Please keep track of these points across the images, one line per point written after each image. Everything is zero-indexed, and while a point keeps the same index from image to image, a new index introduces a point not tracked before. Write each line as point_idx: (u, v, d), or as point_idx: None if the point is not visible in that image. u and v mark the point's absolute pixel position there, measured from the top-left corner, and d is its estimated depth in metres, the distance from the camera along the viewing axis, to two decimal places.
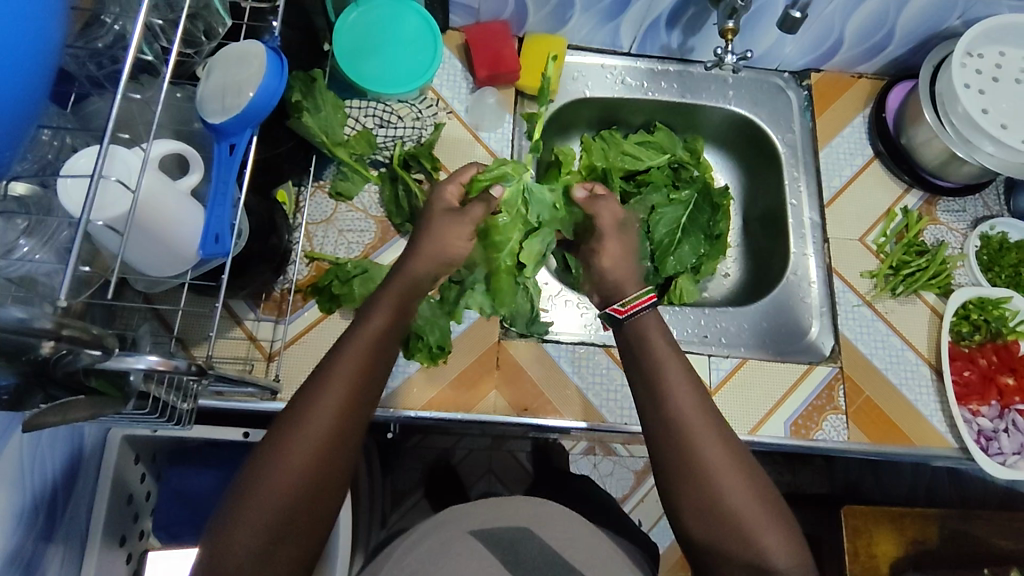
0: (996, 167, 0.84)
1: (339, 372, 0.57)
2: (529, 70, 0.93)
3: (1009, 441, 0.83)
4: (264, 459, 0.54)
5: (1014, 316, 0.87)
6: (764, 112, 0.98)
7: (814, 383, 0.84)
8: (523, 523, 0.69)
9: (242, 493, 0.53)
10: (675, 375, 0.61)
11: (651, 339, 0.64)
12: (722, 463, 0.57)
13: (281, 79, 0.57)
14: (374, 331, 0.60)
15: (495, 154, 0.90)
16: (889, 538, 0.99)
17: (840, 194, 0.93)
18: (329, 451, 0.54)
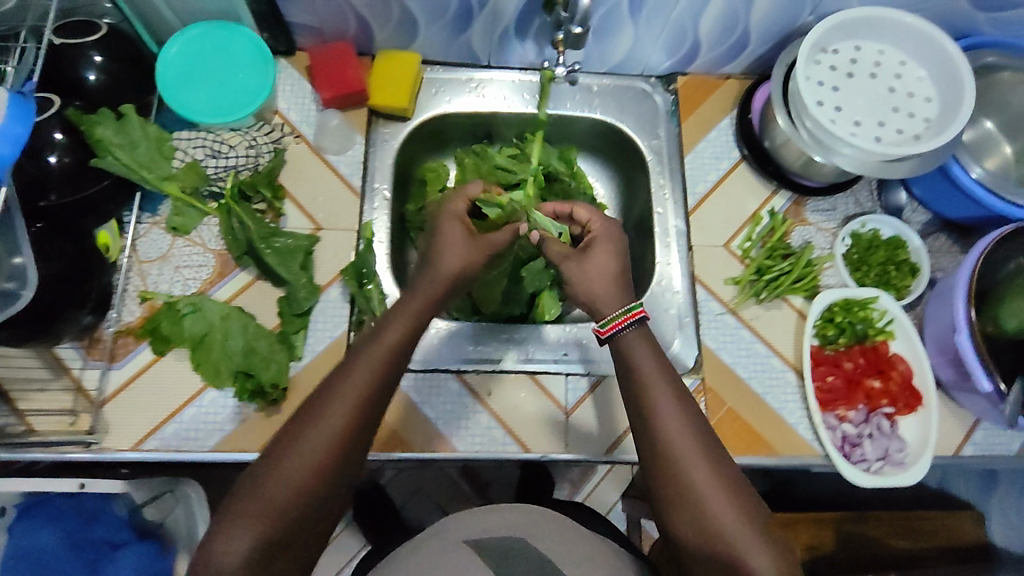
0: (855, 169, 0.81)
1: (341, 399, 0.56)
2: (380, 87, 0.88)
3: (872, 447, 0.81)
4: (275, 456, 0.54)
5: (882, 316, 0.85)
6: (629, 118, 0.96)
7: None
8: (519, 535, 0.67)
9: (241, 493, 0.53)
10: (661, 385, 0.63)
11: (636, 357, 0.65)
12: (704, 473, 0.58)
13: (28, 124, 0.56)
14: (381, 353, 0.59)
15: (344, 179, 0.87)
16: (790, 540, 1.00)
17: (703, 201, 0.92)
18: (320, 479, 0.54)
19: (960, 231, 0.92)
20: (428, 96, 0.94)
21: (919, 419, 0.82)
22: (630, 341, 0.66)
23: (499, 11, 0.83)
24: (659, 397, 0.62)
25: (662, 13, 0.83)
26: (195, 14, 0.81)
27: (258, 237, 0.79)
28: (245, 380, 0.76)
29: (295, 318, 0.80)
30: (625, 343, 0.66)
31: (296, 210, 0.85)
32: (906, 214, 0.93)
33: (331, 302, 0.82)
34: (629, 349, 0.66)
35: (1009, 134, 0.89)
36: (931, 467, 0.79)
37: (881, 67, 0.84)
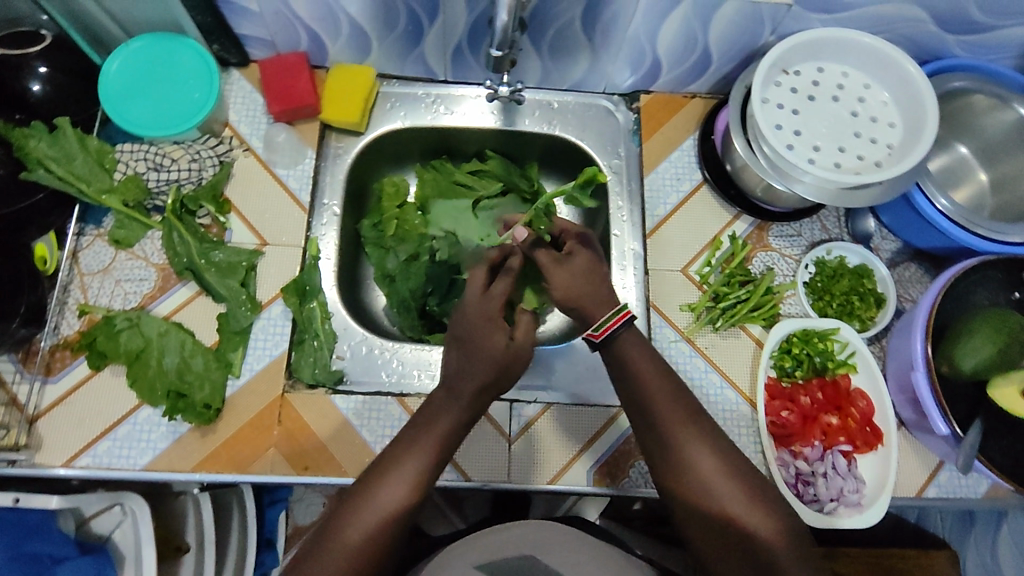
0: (815, 197, 0.78)
1: (418, 451, 0.61)
2: (331, 100, 0.87)
3: (826, 486, 0.78)
4: (367, 486, 0.59)
5: (842, 349, 0.82)
6: (590, 137, 0.94)
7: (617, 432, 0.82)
8: (526, 552, 0.64)
9: (335, 520, 0.58)
10: (669, 408, 0.63)
11: (634, 365, 0.66)
12: (730, 492, 0.59)
13: None
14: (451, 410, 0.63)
15: (292, 194, 0.85)
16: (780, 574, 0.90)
17: (662, 224, 0.89)
18: (401, 523, 0.58)
19: (930, 259, 0.89)
20: (383, 110, 0.92)
21: (878, 457, 0.78)
22: (625, 343, 0.67)
23: (451, 26, 0.82)
24: (674, 421, 0.62)
25: (615, 32, 0.82)
26: (143, 26, 0.81)
27: (196, 255, 0.79)
28: (176, 399, 0.75)
29: (234, 335, 0.79)
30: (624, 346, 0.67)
31: (241, 224, 0.83)
32: (875, 241, 0.89)
33: (272, 319, 0.81)
34: (623, 354, 0.67)
35: (986, 159, 0.87)
36: (888, 509, 0.75)
37: (844, 90, 0.82)
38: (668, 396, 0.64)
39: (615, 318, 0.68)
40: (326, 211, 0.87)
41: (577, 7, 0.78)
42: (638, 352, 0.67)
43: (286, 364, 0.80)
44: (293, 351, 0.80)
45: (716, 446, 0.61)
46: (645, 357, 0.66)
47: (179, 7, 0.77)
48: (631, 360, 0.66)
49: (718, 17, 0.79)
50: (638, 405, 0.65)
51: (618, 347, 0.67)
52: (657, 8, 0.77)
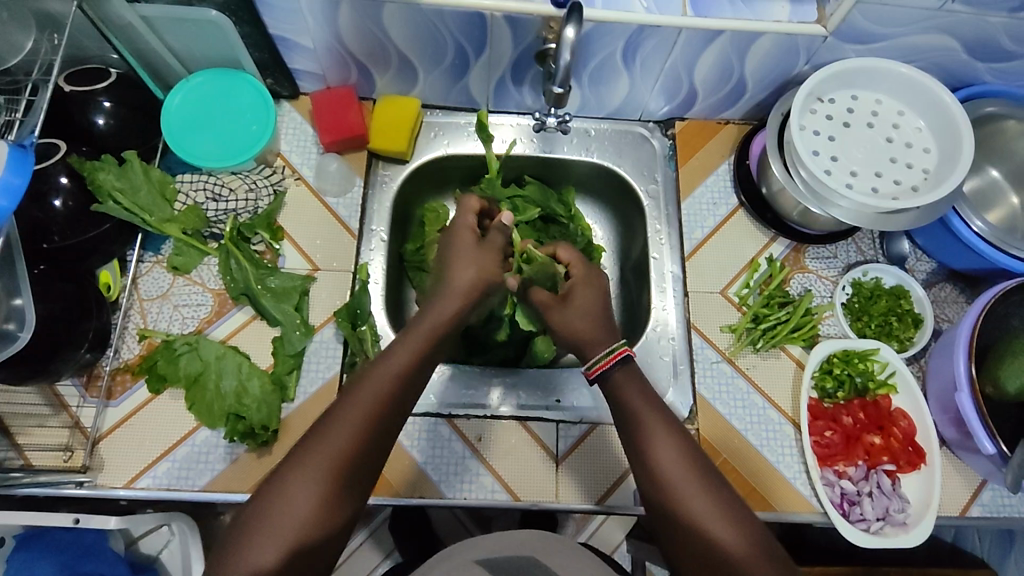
0: (852, 221, 0.81)
1: (357, 405, 0.59)
2: (380, 130, 0.91)
3: (872, 506, 0.78)
4: (288, 473, 0.57)
5: (883, 368, 0.83)
6: (626, 162, 0.98)
7: (629, 492, 0.80)
8: (529, 552, 0.68)
9: (260, 511, 0.56)
10: (672, 460, 0.64)
11: (627, 393, 0.69)
12: (733, 541, 0.60)
13: (26, 175, 0.59)
14: (393, 369, 0.62)
15: (342, 221, 0.89)
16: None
17: (700, 247, 0.92)
18: (329, 519, 0.57)
19: (965, 280, 0.91)
20: (427, 139, 0.96)
21: (922, 478, 0.79)
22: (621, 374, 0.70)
23: (496, 58, 0.85)
24: (675, 475, 0.63)
25: (655, 63, 0.85)
26: (205, 62, 0.86)
27: (253, 281, 0.81)
28: (236, 421, 0.76)
29: (289, 358, 0.80)
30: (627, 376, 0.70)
31: (294, 251, 0.86)
32: (909, 262, 0.92)
33: (324, 342, 0.83)
34: (621, 388, 0.69)
35: (1017, 182, 0.89)
36: (934, 529, 0.76)
37: (878, 117, 0.84)
38: (670, 451, 0.64)
39: (608, 359, 0.70)
40: (373, 236, 0.90)
41: (619, 41, 0.81)
42: (645, 402, 0.68)
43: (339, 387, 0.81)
44: (345, 373, 0.82)
45: (726, 509, 0.61)
46: (648, 408, 0.67)
47: (240, 44, 0.82)
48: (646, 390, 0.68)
49: (755, 49, 0.82)
50: (646, 467, 0.65)
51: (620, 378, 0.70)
52: (696, 42, 0.81)
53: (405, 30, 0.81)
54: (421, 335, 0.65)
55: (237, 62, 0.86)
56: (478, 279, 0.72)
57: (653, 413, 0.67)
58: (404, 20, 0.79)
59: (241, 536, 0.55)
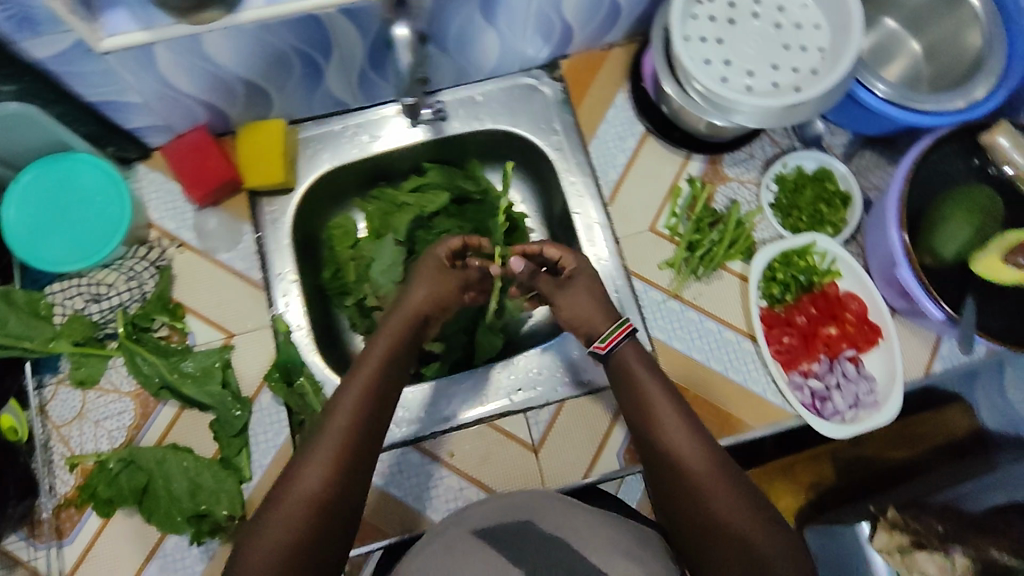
0: (757, 124, 0.77)
1: (343, 406, 0.63)
2: (251, 165, 0.83)
3: (842, 397, 0.78)
4: (301, 452, 0.60)
5: (823, 259, 0.82)
6: (522, 120, 0.91)
7: (615, 449, 0.79)
8: (523, 516, 0.62)
9: (279, 488, 0.58)
10: (678, 428, 0.65)
11: (634, 369, 0.70)
12: (728, 506, 0.59)
13: None
14: (372, 371, 0.66)
15: (242, 276, 0.82)
16: (789, 492, 0.98)
17: (618, 188, 0.88)
18: (343, 484, 0.58)
19: (883, 143, 0.89)
20: (306, 158, 0.88)
21: (882, 352, 0.79)
22: (626, 354, 0.72)
23: (348, 57, 0.78)
24: (678, 449, 0.63)
25: (518, 11, 0.78)
26: (32, 154, 0.76)
27: (169, 371, 0.75)
28: (199, 521, 0.72)
29: (233, 439, 0.75)
30: (624, 359, 0.71)
31: (202, 323, 0.80)
32: (826, 140, 0.90)
33: (265, 410, 0.77)
34: (626, 365, 0.71)
35: (913, 28, 0.86)
36: (903, 399, 0.77)
37: (761, 5, 0.80)
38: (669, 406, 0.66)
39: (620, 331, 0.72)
40: (282, 281, 0.82)
41: None
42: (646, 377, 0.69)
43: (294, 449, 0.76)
44: (295, 434, 0.77)
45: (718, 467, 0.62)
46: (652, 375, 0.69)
47: (56, 124, 0.72)
48: (631, 372, 0.70)
49: None
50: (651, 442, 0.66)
51: (620, 362, 0.71)
52: None
53: (237, 54, 0.71)
54: (387, 342, 0.70)
55: (66, 144, 0.76)
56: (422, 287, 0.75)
57: (656, 390, 0.68)
58: (231, 45, 0.70)
59: (262, 514, 0.56)
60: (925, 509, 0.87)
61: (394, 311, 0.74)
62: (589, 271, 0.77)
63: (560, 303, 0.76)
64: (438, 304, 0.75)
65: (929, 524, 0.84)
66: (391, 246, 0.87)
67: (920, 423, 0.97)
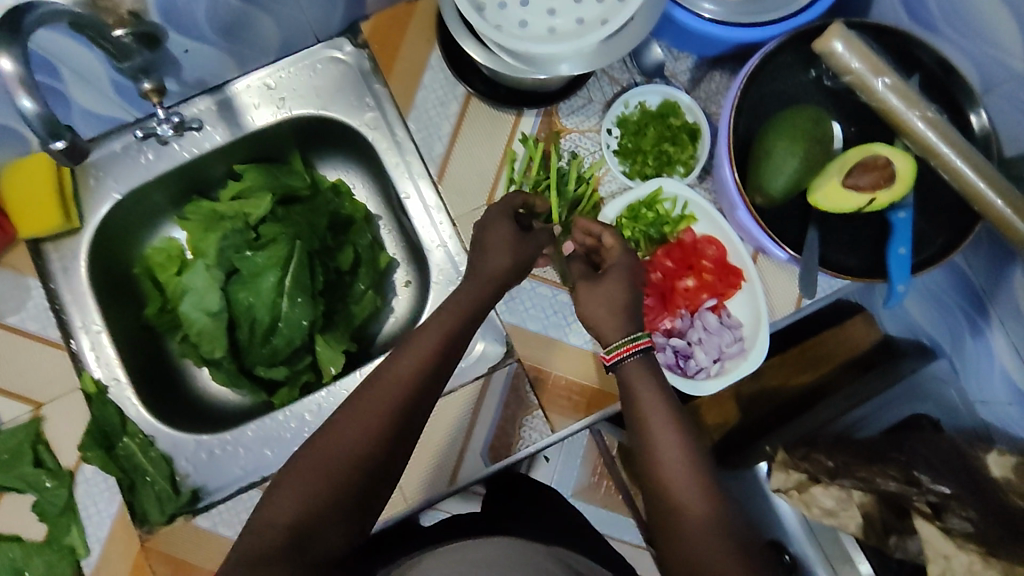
0: (586, 69, 0.69)
1: (376, 399, 0.55)
2: (22, 213, 0.74)
3: (705, 351, 0.73)
4: (336, 423, 0.54)
5: (675, 204, 0.75)
6: (328, 100, 0.81)
7: (479, 446, 0.74)
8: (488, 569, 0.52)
9: (303, 452, 0.53)
10: (677, 463, 0.57)
11: (635, 388, 0.61)
12: (716, 555, 0.52)
13: None
14: (409, 380, 0.56)
15: (37, 337, 0.73)
16: (718, 409, 0.92)
17: (446, 162, 0.79)
18: (359, 481, 0.52)
19: (730, 60, 0.80)
20: (91, 190, 0.77)
21: (746, 295, 0.73)
22: (630, 373, 0.62)
23: (84, 70, 0.68)
24: (679, 484, 0.56)
25: None
26: None
27: None
28: None
29: (61, 516, 0.69)
30: (626, 375, 0.62)
31: (4, 398, 0.72)
32: (669, 68, 0.80)
33: (89, 480, 0.70)
34: (631, 386, 0.62)
35: None
36: (770, 342, 0.71)
37: None
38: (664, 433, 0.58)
39: (629, 346, 0.62)
40: (86, 334, 0.75)
41: None
42: (653, 403, 0.60)
43: (131, 514, 0.70)
44: (130, 496, 0.70)
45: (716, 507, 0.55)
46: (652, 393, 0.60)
47: None
48: (630, 382, 0.62)
49: None
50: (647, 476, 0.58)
51: (624, 380, 0.62)
52: None
53: None
54: (441, 332, 0.60)
55: None
56: (496, 251, 0.65)
57: (658, 405, 0.60)
58: None
59: (284, 472, 0.53)
60: (816, 444, 0.79)
61: (470, 275, 0.65)
62: (627, 270, 0.67)
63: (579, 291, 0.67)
64: (518, 271, 0.67)
65: (819, 460, 0.76)
66: (203, 271, 0.77)
67: (820, 342, 0.92)
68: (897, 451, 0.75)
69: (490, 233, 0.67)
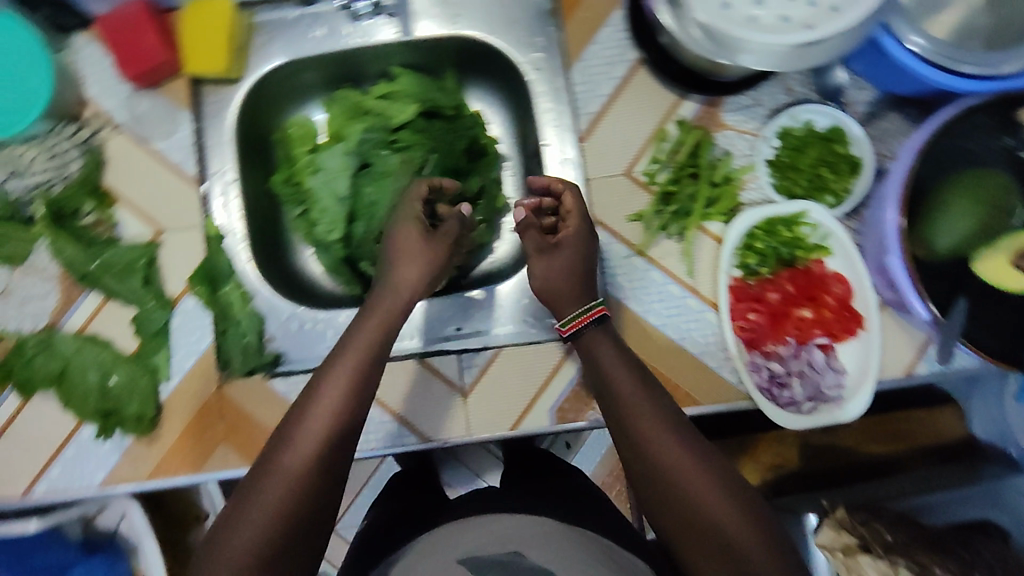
0: (768, 68, 0.67)
1: (346, 354, 0.59)
2: (190, 49, 0.76)
3: (801, 386, 0.71)
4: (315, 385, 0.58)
5: (814, 232, 0.72)
6: (499, 28, 0.81)
7: (549, 403, 0.74)
8: (513, 547, 0.61)
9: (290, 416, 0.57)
10: (668, 435, 0.57)
11: (610, 366, 0.61)
12: (728, 517, 0.54)
13: None
14: (327, 418, 0.56)
15: (175, 169, 0.77)
16: (770, 447, 0.93)
17: (597, 124, 0.78)
18: (346, 425, 0.56)
19: (916, 105, 0.76)
20: (255, 48, 0.80)
21: (859, 345, 0.71)
22: (593, 341, 0.63)
23: None
24: (671, 453, 0.56)
25: None
26: None
27: (87, 262, 0.72)
28: (107, 416, 0.71)
29: (154, 338, 0.73)
30: (593, 344, 0.63)
31: (131, 214, 0.76)
32: (848, 95, 0.77)
33: (187, 313, 0.74)
34: (596, 352, 0.63)
35: None
36: (871, 399, 0.68)
37: None
38: (662, 424, 0.58)
39: (585, 316, 0.63)
40: (219, 180, 0.77)
41: None
42: (627, 377, 0.60)
43: (215, 357, 0.73)
44: (218, 342, 0.73)
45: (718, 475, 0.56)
46: (628, 378, 0.60)
47: None
48: (600, 359, 0.62)
49: None
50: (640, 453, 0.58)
51: (588, 350, 0.63)
52: None
53: None
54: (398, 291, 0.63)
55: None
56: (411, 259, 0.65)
57: (632, 378, 0.60)
58: None
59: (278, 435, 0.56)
60: (878, 515, 0.77)
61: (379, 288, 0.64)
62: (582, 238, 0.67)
63: (535, 265, 0.67)
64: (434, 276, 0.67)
65: (878, 530, 0.75)
66: (339, 155, 0.80)
67: (905, 420, 0.91)
68: (962, 547, 0.74)
69: (400, 241, 0.66)
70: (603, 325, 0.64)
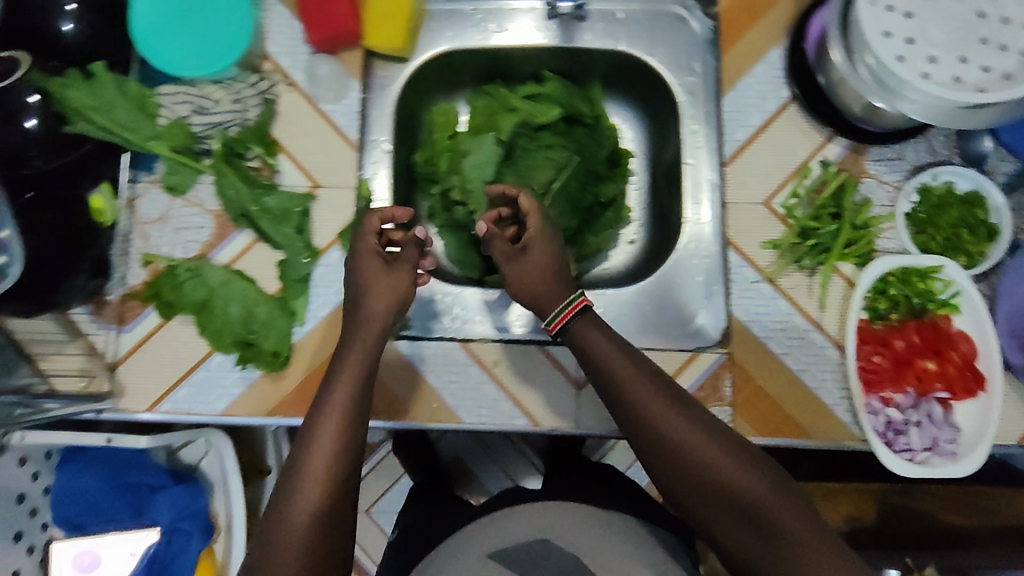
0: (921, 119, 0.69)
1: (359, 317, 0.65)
2: (372, 21, 0.80)
3: (919, 436, 0.71)
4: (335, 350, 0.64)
5: (946, 288, 0.73)
6: (658, 49, 0.85)
7: None
8: (541, 534, 0.64)
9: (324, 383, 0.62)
10: (676, 420, 0.61)
11: (608, 363, 0.64)
12: (755, 491, 0.56)
13: None
14: (359, 363, 0.62)
15: (340, 131, 0.81)
16: (851, 499, 0.92)
17: (743, 151, 0.81)
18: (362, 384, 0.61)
19: None
20: (427, 32, 0.85)
21: (979, 406, 0.71)
22: (579, 332, 0.66)
23: None
24: (685, 436, 0.60)
25: None
26: None
27: (249, 202, 0.77)
28: (244, 348, 0.74)
29: (296, 283, 0.76)
30: (581, 341, 0.66)
31: (291, 165, 0.80)
32: (991, 163, 0.79)
33: (330, 265, 0.78)
34: (584, 341, 0.65)
35: None
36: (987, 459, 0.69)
37: None
38: (675, 413, 0.61)
39: (567, 311, 0.66)
40: (375, 147, 0.82)
41: None
42: (628, 372, 0.63)
43: None
44: None
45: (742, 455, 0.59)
46: (634, 374, 0.63)
47: None
48: (593, 349, 0.65)
49: None
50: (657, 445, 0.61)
51: (575, 342, 0.66)
52: None
53: None
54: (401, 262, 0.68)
55: None
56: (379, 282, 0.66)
57: (630, 368, 0.63)
58: None
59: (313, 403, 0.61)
60: None
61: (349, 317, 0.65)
62: (547, 240, 0.71)
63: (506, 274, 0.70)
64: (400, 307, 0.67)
65: None
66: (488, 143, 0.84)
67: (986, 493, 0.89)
68: None
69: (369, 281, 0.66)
70: (585, 314, 0.67)
